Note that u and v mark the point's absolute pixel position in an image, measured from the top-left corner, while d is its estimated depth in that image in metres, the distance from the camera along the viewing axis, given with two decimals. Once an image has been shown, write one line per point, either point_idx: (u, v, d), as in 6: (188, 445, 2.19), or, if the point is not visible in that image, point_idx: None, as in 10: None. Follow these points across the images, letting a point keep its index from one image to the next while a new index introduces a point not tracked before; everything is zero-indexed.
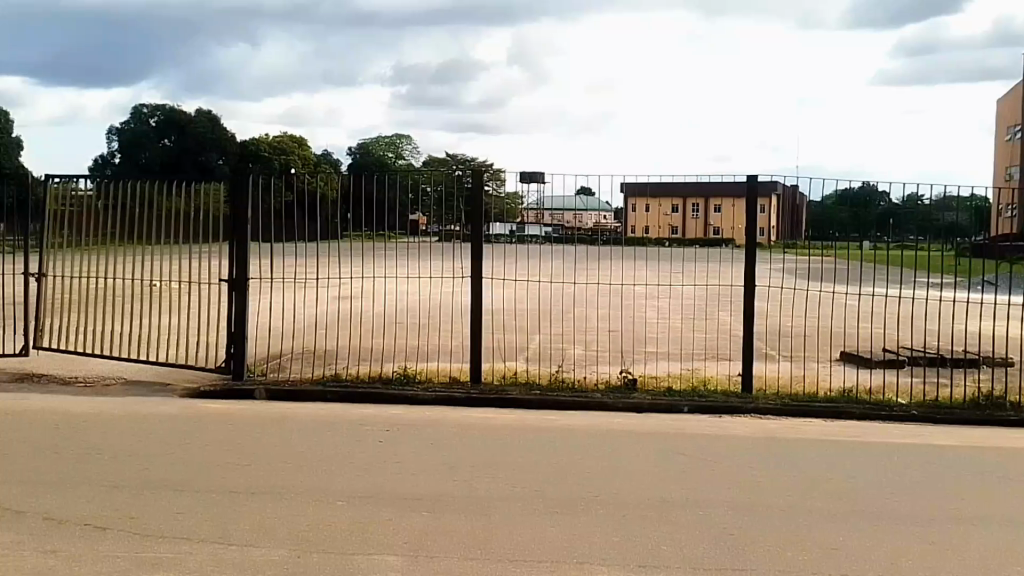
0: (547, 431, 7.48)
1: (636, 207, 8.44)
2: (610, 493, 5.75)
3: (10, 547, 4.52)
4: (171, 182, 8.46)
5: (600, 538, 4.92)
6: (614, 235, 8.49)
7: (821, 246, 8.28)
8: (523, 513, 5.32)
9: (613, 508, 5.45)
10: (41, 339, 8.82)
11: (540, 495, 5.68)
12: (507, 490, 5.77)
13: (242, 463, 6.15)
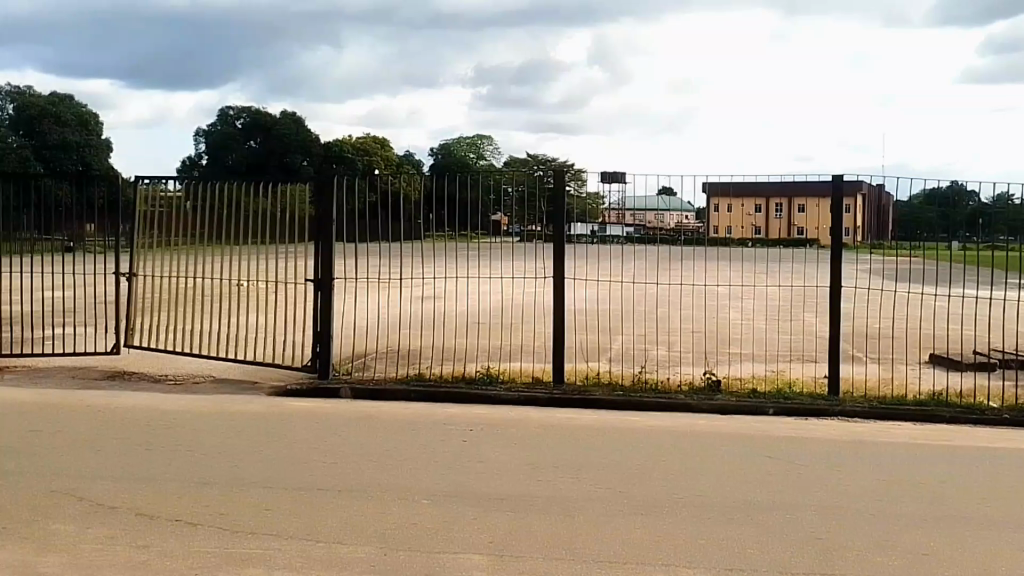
0: (630, 431, 7.30)
1: (719, 207, 8.11)
2: (697, 494, 5.54)
3: (103, 541, 4.58)
4: (257, 184, 8.60)
5: (690, 540, 4.73)
6: (696, 236, 8.19)
7: (909, 247, 7.77)
8: (609, 514, 5.16)
9: (702, 510, 5.24)
10: (133, 336, 9.04)
11: (625, 495, 5.51)
12: (591, 491, 5.61)
13: (326, 461, 6.16)
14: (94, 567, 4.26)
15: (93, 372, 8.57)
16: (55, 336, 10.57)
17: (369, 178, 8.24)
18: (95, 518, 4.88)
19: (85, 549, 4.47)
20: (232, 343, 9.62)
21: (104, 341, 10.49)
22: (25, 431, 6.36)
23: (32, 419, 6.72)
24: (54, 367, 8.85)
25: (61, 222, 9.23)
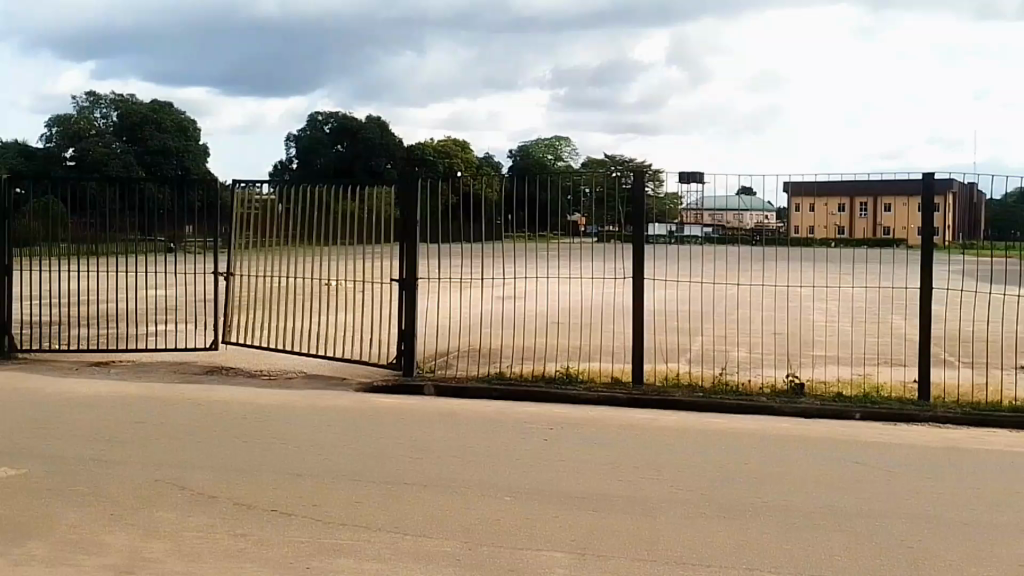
0: (711, 433, 7.25)
1: (800, 207, 7.96)
2: (782, 498, 5.48)
3: (203, 527, 4.78)
4: (345, 187, 8.87)
5: (774, 544, 4.68)
6: (778, 236, 7.96)
7: (1002, 246, 7.67)
8: (691, 516, 5.15)
9: (786, 514, 5.18)
10: (231, 333, 9.44)
11: (708, 498, 5.49)
12: (672, 492, 5.61)
13: (412, 456, 6.30)
14: (196, 551, 4.45)
15: (191, 367, 8.95)
16: (158, 334, 11.08)
17: (450, 180, 8.39)
18: (195, 504, 5.09)
19: (187, 534, 4.67)
20: (322, 340, 9.92)
21: (203, 337, 10.96)
22: (130, 423, 6.68)
23: (136, 411, 7.06)
24: (154, 363, 9.28)
25: (161, 223, 9.62)
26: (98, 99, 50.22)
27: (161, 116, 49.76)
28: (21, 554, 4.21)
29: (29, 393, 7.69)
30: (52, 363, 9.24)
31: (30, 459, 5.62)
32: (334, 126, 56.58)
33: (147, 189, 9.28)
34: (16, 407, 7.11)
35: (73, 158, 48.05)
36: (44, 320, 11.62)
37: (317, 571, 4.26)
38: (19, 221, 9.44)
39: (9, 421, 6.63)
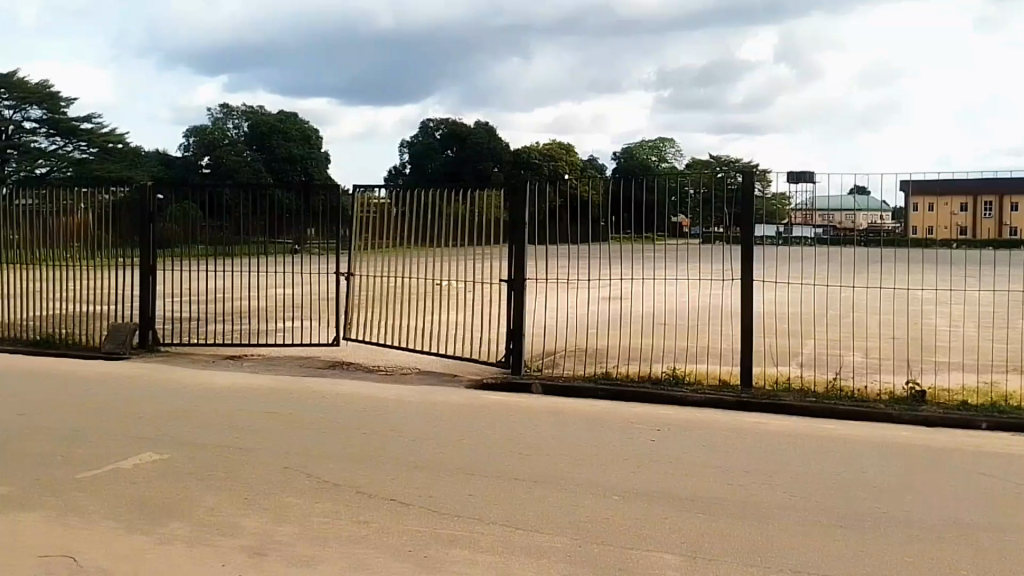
0: (826, 440, 7.12)
1: (918, 206, 7.68)
2: (900, 510, 5.35)
3: (328, 513, 5.02)
4: (454, 189, 9.10)
5: (891, 557, 4.59)
6: (895, 236, 7.74)
7: None
8: (804, 524, 5.09)
9: (904, 526, 5.07)
10: (352, 330, 9.95)
11: (822, 506, 5.41)
12: (785, 499, 5.55)
13: (524, 453, 6.44)
14: (322, 535, 4.68)
15: (313, 363, 9.41)
16: (285, 329, 11.75)
17: (556, 183, 8.53)
18: (320, 491, 5.35)
19: (313, 518, 4.91)
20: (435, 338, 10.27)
21: (326, 332, 11.50)
22: (260, 413, 7.08)
23: (265, 403, 7.47)
24: (279, 358, 9.80)
25: (285, 225, 10.21)
26: (232, 112, 53.46)
27: (288, 126, 52.84)
28: (166, 530, 4.54)
29: (168, 384, 8.24)
30: (189, 357, 9.91)
31: (172, 444, 6.04)
32: (446, 132, 58.22)
33: (273, 194, 9.94)
34: (157, 396, 7.64)
35: (211, 168, 51.45)
36: (184, 314, 12.47)
37: (435, 560, 4.42)
38: (161, 223, 10.25)
39: (152, 408, 7.14)
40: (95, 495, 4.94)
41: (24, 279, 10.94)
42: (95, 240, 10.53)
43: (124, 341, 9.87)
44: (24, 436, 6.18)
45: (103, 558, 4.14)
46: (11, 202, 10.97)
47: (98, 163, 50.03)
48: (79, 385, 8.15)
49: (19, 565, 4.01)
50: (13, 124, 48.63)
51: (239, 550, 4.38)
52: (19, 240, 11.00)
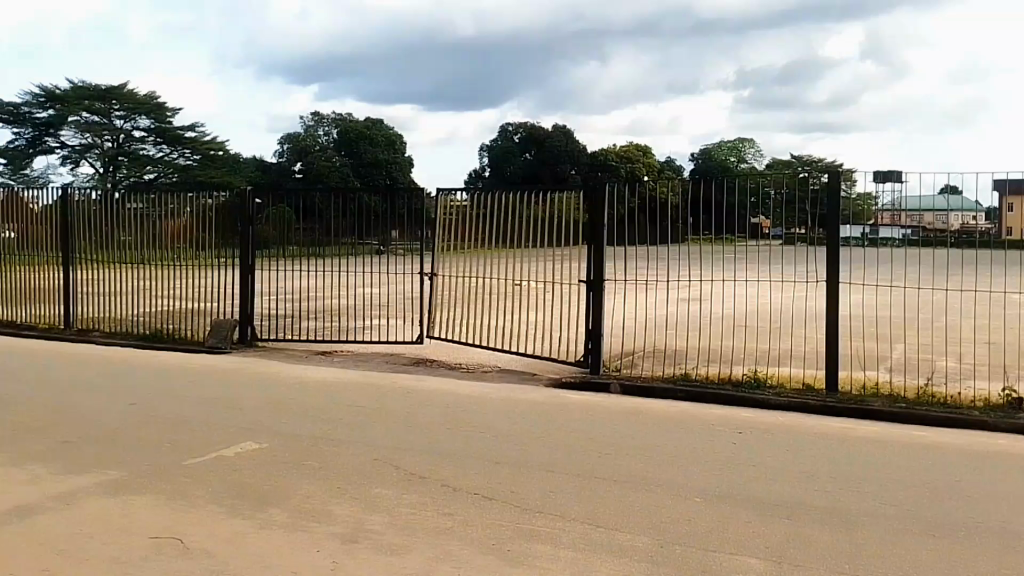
0: (915, 447, 6.97)
1: (1014, 207, 7.33)
2: (994, 521, 5.20)
3: (416, 505, 5.16)
4: (533, 192, 9.23)
5: (985, 570, 4.47)
6: (987, 238, 7.45)
7: None
8: (892, 534, 4.99)
9: (998, 539, 4.92)
10: (435, 328, 10.30)
11: (911, 515, 5.30)
12: (872, 507, 5.45)
13: (606, 453, 6.49)
14: (410, 525, 4.82)
15: (398, 360, 9.67)
16: (373, 325, 12.21)
17: (632, 185, 8.60)
18: (408, 484, 5.51)
19: (402, 509, 5.07)
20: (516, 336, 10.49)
21: (411, 330, 11.82)
22: (351, 408, 7.35)
23: (355, 398, 7.74)
24: (367, 355, 10.12)
25: (372, 227, 10.49)
26: (322, 119, 54.84)
27: (374, 132, 53.99)
28: (263, 517, 4.76)
29: (264, 377, 8.62)
30: (284, 352, 10.34)
31: (269, 436, 6.33)
32: (524, 136, 58.43)
33: (361, 198, 10.25)
34: (255, 389, 8.01)
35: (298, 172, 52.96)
36: (278, 310, 12.94)
37: (519, 554, 4.48)
38: (257, 226, 10.68)
39: (251, 401, 7.49)
40: (199, 483, 5.23)
41: (135, 278, 11.73)
42: (200, 241, 11.20)
43: (225, 335, 10.48)
44: (135, 425, 6.58)
45: (206, 541, 4.38)
46: (124, 207, 11.74)
47: (201, 168, 52.10)
48: (183, 376, 8.60)
49: (131, 546, 4.27)
50: (123, 134, 51.26)
51: (332, 537, 4.55)
52: (130, 241, 11.79)
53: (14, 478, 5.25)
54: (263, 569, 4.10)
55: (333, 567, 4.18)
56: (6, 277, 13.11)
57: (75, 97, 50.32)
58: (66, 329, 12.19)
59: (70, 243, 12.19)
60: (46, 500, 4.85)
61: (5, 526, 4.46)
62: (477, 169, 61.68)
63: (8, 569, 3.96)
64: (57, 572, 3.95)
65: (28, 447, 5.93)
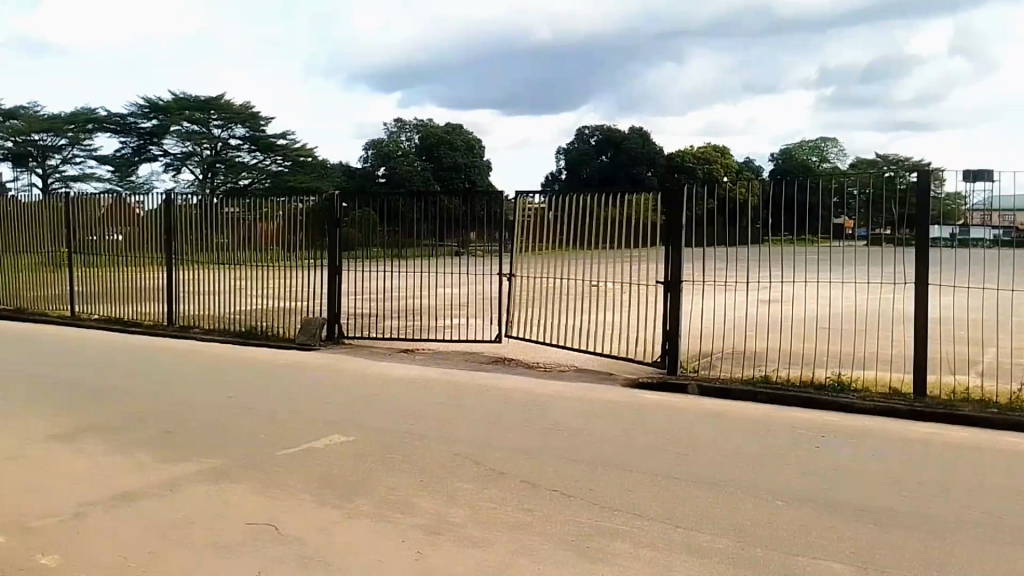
0: (1009, 455, 6.72)
1: None
2: None
3: (496, 500, 5.25)
4: (608, 194, 9.30)
5: None
6: None
7: None
8: (986, 542, 4.80)
9: None
10: (513, 327, 10.60)
11: (1006, 524, 5.10)
12: (963, 514, 5.27)
13: (685, 453, 6.48)
14: (490, 520, 4.89)
15: (478, 359, 9.83)
16: (452, 325, 12.48)
17: (708, 187, 8.56)
18: (488, 481, 5.60)
19: (482, 503, 5.17)
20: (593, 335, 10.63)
21: (488, 330, 12.01)
22: (433, 405, 7.54)
23: (437, 395, 7.93)
24: (447, 353, 10.33)
25: (451, 230, 10.74)
26: (405, 125, 55.81)
27: (454, 137, 54.70)
28: (350, 508, 4.94)
29: (350, 374, 8.90)
30: (368, 351, 10.65)
31: (355, 431, 6.56)
32: (601, 138, 58.26)
33: (441, 201, 10.51)
34: (341, 385, 8.28)
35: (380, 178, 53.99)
36: (363, 309, 13.27)
37: (598, 551, 4.49)
38: (343, 228, 11.06)
39: (338, 396, 7.76)
40: (290, 475, 5.46)
41: (230, 278, 12.25)
42: (291, 243, 11.67)
43: (313, 333, 10.93)
44: (229, 418, 6.87)
45: (296, 530, 4.58)
46: (221, 211, 12.30)
47: (291, 175, 53.56)
48: (274, 372, 8.96)
49: (227, 532, 4.50)
50: (220, 142, 53.06)
51: (416, 529, 4.69)
52: (225, 243, 12.31)
53: (121, 465, 5.59)
54: (350, 558, 4.25)
55: (416, 557, 4.30)
56: (109, 278, 13.81)
57: (177, 108, 52.28)
58: (168, 326, 12.83)
59: (173, 245, 12.79)
60: (151, 487, 5.16)
61: (114, 510, 4.77)
62: (554, 172, 61.84)
63: (116, 549, 4.23)
64: (160, 554, 4.20)
65: (134, 436, 6.31)
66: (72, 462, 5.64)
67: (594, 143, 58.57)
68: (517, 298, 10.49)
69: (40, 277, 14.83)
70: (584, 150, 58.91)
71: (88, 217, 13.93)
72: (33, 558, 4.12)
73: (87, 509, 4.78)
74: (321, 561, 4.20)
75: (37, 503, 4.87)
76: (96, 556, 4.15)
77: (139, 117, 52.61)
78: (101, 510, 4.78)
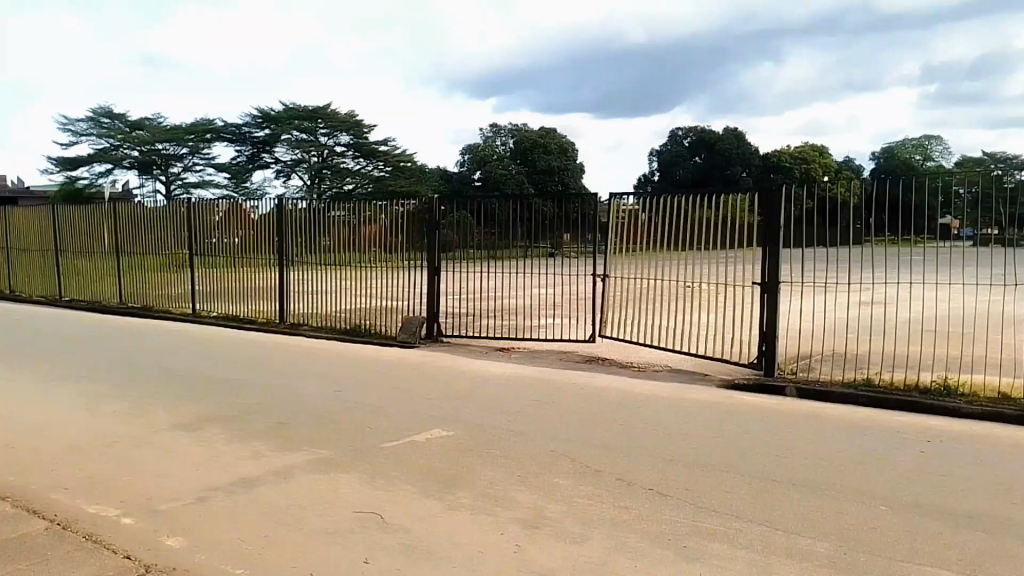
0: None
1: None
2: None
3: (593, 497, 5.31)
4: (702, 194, 9.24)
5: None
6: None
7: None
8: None
9: None
10: (607, 327, 10.65)
11: None
12: None
13: (784, 455, 6.40)
14: (586, 517, 4.94)
15: (572, 358, 9.92)
16: (545, 325, 12.65)
17: (807, 186, 8.32)
18: (584, 478, 5.67)
19: (579, 499, 5.25)
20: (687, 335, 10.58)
21: (582, 330, 12.09)
22: (530, 403, 7.67)
23: (535, 393, 8.06)
24: (543, 352, 10.48)
25: (545, 232, 10.92)
26: (500, 130, 56.23)
27: (548, 141, 54.95)
28: (451, 500, 5.10)
29: (449, 371, 9.13)
30: (466, 349, 10.90)
31: (455, 426, 6.75)
32: (694, 139, 57.46)
33: (534, 204, 10.73)
34: (442, 382, 8.52)
35: (472, 183, 54.62)
36: (460, 309, 13.54)
37: (695, 550, 4.48)
38: (442, 230, 11.42)
39: (439, 392, 7.99)
40: (394, 467, 5.67)
41: (335, 278, 12.70)
42: (392, 245, 12.02)
43: (415, 331, 11.31)
44: (336, 413, 7.15)
45: (400, 519, 4.76)
46: (326, 214, 12.76)
47: (392, 180, 54.65)
48: (378, 368, 9.28)
49: (335, 520, 4.72)
50: (328, 150, 54.45)
51: (515, 522, 4.80)
52: (330, 245, 12.80)
53: (238, 454, 5.92)
54: (450, 550, 4.38)
55: (515, 550, 4.40)
56: (226, 279, 14.53)
57: (290, 117, 53.65)
58: (280, 323, 13.43)
59: (283, 246, 13.36)
60: (266, 475, 5.47)
61: (232, 496, 5.08)
62: (647, 175, 61.36)
63: (234, 533, 4.51)
64: (273, 539, 4.44)
65: (250, 426, 6.67)
66: (194, 450, 6.01)
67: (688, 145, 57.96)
68: (611, 298, 10.54)
69: (164, 276, 15.64)
70: (678, 152, 58.22)
71: (207, 221, 14.66)
72: (160, 539, 4.43)
73: (208, 495, 5.10)
74: (423, 551, 4.35)
75: (164, 488, 5.21)
76: (216, 538, 4.43)
77: (253, 126, 54.36)
78: (219, 497, 5.06)
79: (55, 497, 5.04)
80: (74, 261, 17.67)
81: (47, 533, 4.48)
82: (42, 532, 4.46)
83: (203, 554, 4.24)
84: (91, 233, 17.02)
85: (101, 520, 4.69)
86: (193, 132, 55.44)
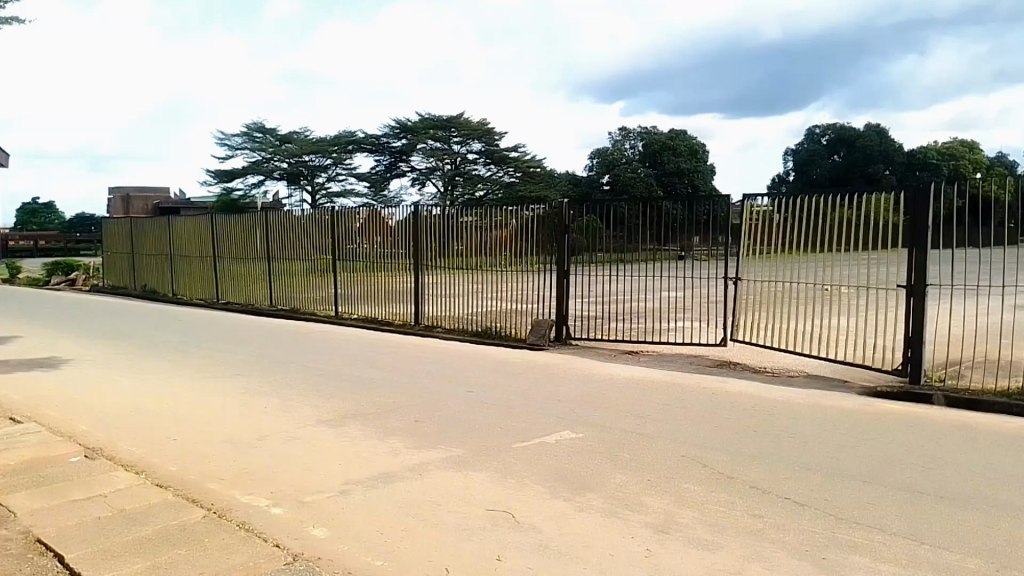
0: None
1: None
2: None
3: (725, 503, 5.23)
4: (842, 195, 8.90)
5: None
6: None
7: None
8: None
9: None
10: (738, 331, 10.47)
11: None
12: None
13: (928, 466, 6.09)
14: (720, 523, 4.88)
15: (704, 362, 9.86)
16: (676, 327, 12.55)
17: (954, 184, 7.82)
18: (717, 484, 5.59)
19: (710, 505, 5.18)
20: (824, 340, 10.26)
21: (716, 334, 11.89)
22: (660, 407, 7.65)
23: (666, 397, 8.01)
24: (673, 355, 10.38)
25: (675, 234, 10.78)
26: (629, 132, 55.94)
27: (677, 142, 54.42)
28: (581, 502, 5.15)
29: (579, 374, 9.20)
30: (596, 352, 10.94)
31: (585, 428, 6.80)
32: (833, 138, 55.45)
33: (664, 206, 10.65)
34: (573, 384, 8.58)
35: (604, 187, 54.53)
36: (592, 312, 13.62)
37: (835, 563, 4.33)
38: (570, 234, 11.59)
39: (568, 394, 8.08)
40: (527, 467, 5.81)
41: (467, 282, 12.99)
42: (521, 249, 12.15)
43: (544, 334, 11.49)
44: (467, 412, 7.35)
45: (531, 520, 4.84)
46: (457, 220, 13.11)
47: (523, 184, 55.08)
48: (510, 369, 9.45)
49: (469, 518, 4.85)
50: (460, 157, 55.63)
51: (645, 527, 4.79)
52: (461, 250, 13.11)
53: (377, 449, 6.19)
54: (580, 551, 4.42)
55: (646, 554, 4.39)
56: (366, 284, 15.12)
57: (425, 127, 55.02)
58: (416, 325, 13.90)
59: (419, 251, 13.83)
60: (402, 471, 5.68)
61: (372, 491, 5.30)
62: (784, 176, 59.72)
63: (374, 527, 4.71)
64: (411, 533, 4.62)
65: (388, 423, 6.94)
66: (338, 445, 6.33)
67: (828, 143, 56.00)
68: (744, 302, 10.34)
69: (309, 282, 16.39)
70: (817, 151, 56.22)
71: (349, 228, 15.27)
72: (308, 530, 4.68)
73: (350, 488, 5.35)
74: (552, 552, 4.40)
75: (310, 481, 5.50)
76: (358, 531, 4.64)
77: (392, 136, 56.16)
78: (360, 491, 5.30)
79: (213, 487, 5.40)
80: (231, 267, 18.75)
81: (206, 520, 4.80)
82: (201, 519, 4.80)
83: (346, 546, 4.45)
84: (247, 239, 18.06)
85: (253, 510, 5.00)
86: (334, 143, 57.75)
